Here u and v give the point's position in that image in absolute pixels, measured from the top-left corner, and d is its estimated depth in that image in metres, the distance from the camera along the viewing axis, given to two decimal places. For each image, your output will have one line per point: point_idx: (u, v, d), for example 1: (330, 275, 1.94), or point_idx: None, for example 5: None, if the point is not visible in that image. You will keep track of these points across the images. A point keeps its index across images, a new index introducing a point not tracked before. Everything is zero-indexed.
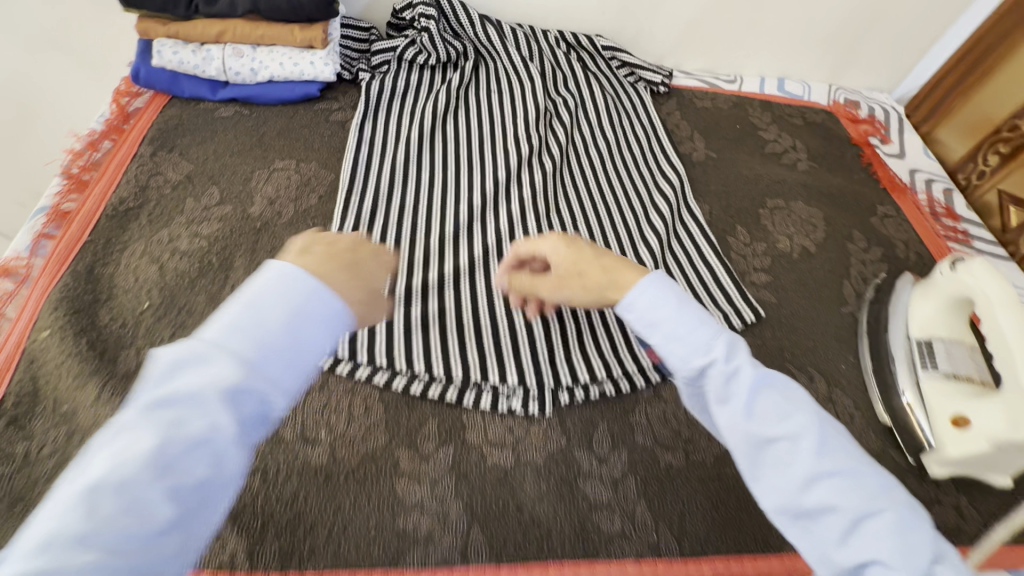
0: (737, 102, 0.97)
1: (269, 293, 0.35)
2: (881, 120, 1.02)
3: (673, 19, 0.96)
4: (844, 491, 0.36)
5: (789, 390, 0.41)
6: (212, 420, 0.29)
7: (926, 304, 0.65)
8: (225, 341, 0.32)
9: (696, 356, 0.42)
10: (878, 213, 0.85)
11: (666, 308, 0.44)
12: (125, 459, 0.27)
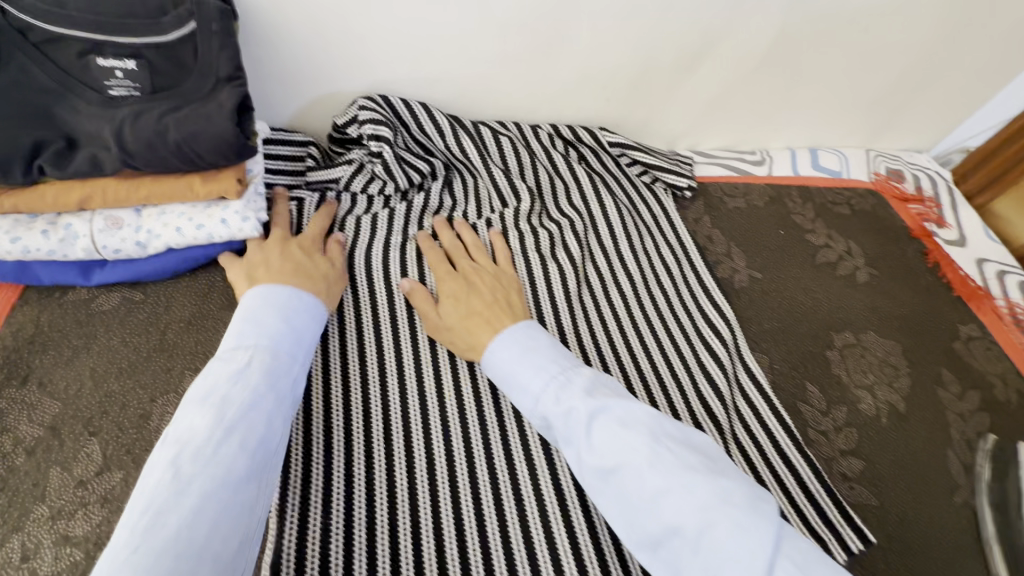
0: (772, 194, 0.79)
1: (262, 305, 0.50)
2: (931, 196, 0.87)
3: (690, 99, 0.77)
4: (682, 509, 0.39)
5: (628, 410, 0.45)
6: (253, 386, 0.43)
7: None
8: (244, 337, 0.46)
9: (540, 402, 0.48)
10: (961, 336, 0.70)
11: (511, 362, 0.51)
12: (188, 439, 0.38)
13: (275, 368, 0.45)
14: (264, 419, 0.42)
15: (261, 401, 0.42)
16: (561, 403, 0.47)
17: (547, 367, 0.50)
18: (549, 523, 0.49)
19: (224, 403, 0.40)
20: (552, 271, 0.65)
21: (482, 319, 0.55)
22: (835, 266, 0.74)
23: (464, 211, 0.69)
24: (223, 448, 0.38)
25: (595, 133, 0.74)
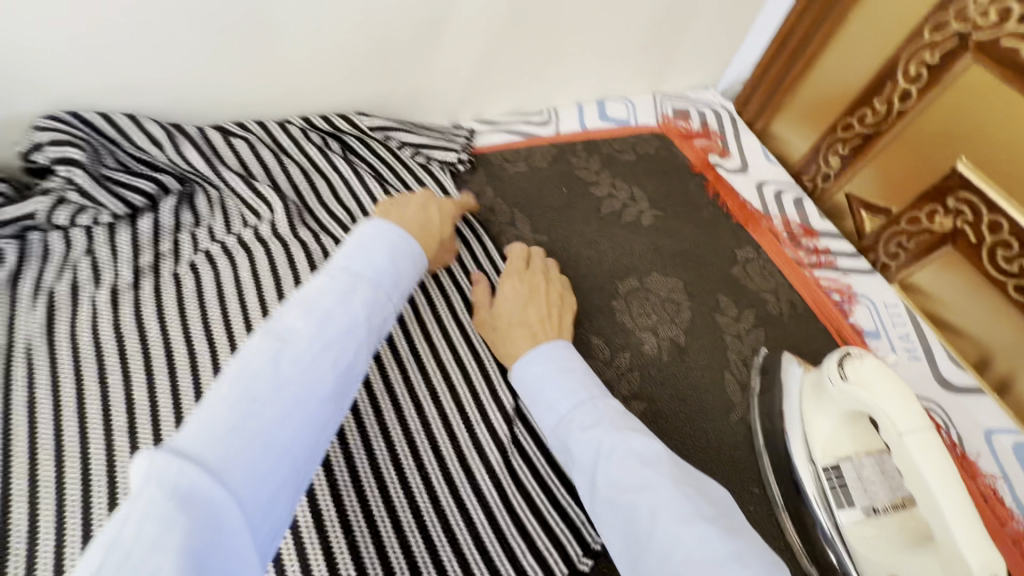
0: (556, 153, 0.79)
1: (372, 242, 0.50)
2: (715, 130, 0.91)
3: (454, 67, 0.74)
4: (692, 559, 0.38)
5: (640, 449, 0.46)
6: (343, 327, 0.41)
7: (820, 412, 0.54)
8: (340, 274, 0.45)
9: (564, 423, 0.50)
10: (739, 259, 0.73)
11: (543, 383, 0.53)
12: (251, 372, 0.36)
13: (379, 299, 0.46)
14: (356, 345, 0.42)
15: (354, 326, 0.42)
16: (587, 430, 0.48)
17: (577, 391, 0.51)
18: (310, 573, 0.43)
19: (280, 331, 0.39)
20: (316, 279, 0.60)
21: (526, 330, 0.58)
22: (620, 214, 0.74)
23: (208, 228, 0.61)
24: (285, 389, 0.36)
25: (353, 119, 0.71)
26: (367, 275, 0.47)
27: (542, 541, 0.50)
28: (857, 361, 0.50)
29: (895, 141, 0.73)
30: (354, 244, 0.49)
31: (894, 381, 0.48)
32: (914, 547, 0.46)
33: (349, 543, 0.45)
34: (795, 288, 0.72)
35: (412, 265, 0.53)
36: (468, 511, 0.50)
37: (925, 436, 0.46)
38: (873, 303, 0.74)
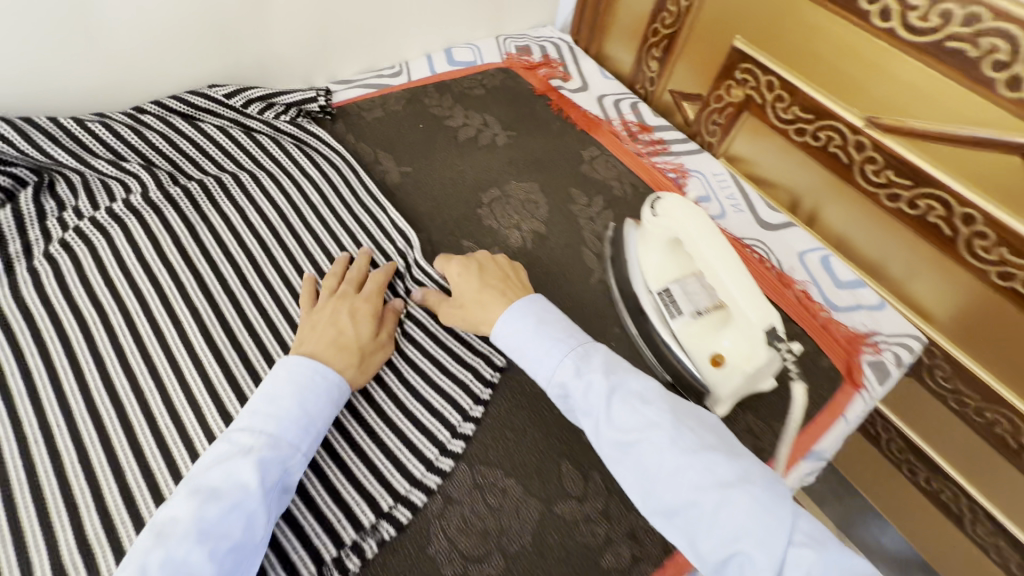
0: (410, 97, 0.86)
1: (292, 382, 0.51)
2: (555, 59, 1.01)
3: (291, 29, 0.79)
4: (701, 486, 0.44)
5: (638, 392, 0.50)
6: (251, 474, 0.44)
7: (648, 248, 0.65)
8: (260, 424, 0.48)
9: (556, 373, 0.54)
10: (586, 158, 0.84)
11: (525, 339, 0.56)
12: (166, 539, 0.41)
13: (273, 460, 0.46)
14: (276, 472, 0.46)
15: (245, 498, 0.43)
16: (580, 376, 0.53)
17: (556, 345, 0.55)
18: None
19: (165, 523, 0.42)
20: (195, 238, 0.65)
21: (498, 293, 0.60)
22: (476, 139, 0.83)
23: (75, 209, 0.63)
24: (202, 544, 0.40)
25: (205, 92, 0.74)
26: (267, 434, 0.47)
27: (441, 403, 0.58)
28: (665, 198, 0.62)
29: (691, 37, 0.86)
30: (263, 393, 0.50)
31: (691, 206, 0.60)
32: (724, 327, 0.58)
33: None
34: (637, 172, 0.83)
35: (328, 405, 0.51)
36: (370, 392, 0.57)
37: (715, 239, 0.58)
38: (704, 175, 0.87)
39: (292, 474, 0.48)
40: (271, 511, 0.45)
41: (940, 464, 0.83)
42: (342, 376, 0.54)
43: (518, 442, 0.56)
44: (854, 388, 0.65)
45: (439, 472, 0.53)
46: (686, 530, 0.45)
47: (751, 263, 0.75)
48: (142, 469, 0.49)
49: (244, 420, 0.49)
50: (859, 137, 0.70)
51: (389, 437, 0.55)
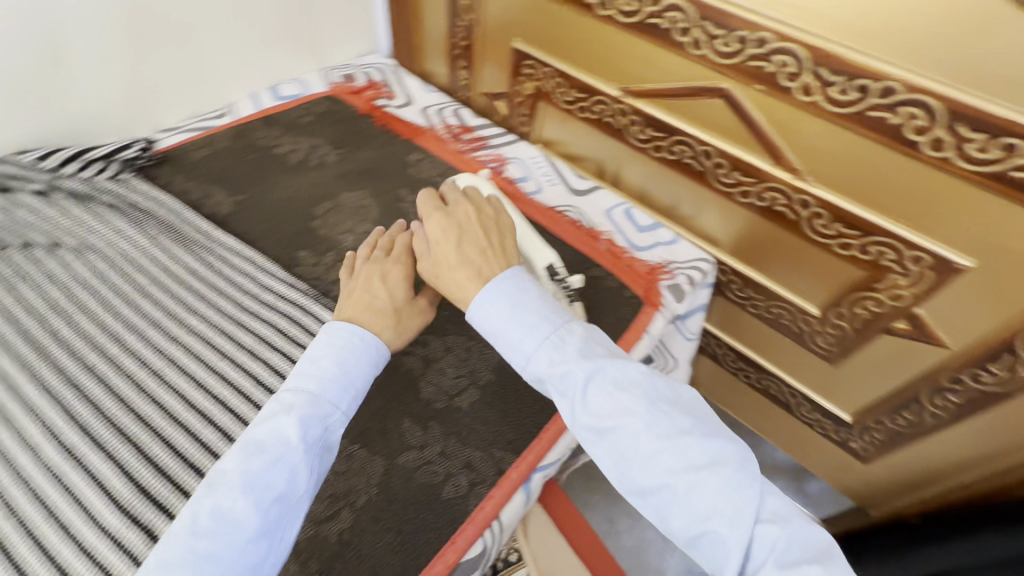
0: (236, 133, 0.91)
1: (324, 348, 0.54)
2: (379, 81, 1.10)
3: (96, 87, 0.83)
4: (674, 469, 0.44)
5: (623, 375, 0.48)
6: (289, 433, 0.46)
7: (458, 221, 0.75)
8: (306, 385, 0.51)
9: (533, 363, 0.52)
10: (412, 161, 0.93)
11: (501, 316, 0.54)
12: (224, 483, 0.44)
13: (312, 418, 0.49)
14: (320, 428, 0.49)
15: (288, 451, 0.46)
16: (557, 364, 0.50)
17: (538, 326, 0.53)
18: (78, 492, 0.53)
19: (214, 476, 0.45)
20: (18, 298, 0.67)
21: (469, 268, 0.58)
22: (306, 161, 0.90)
23: None
24: (242, 496, 0.43)
25: (13, 160, 0.76)
26: (307, 391, 0.50)
27: None
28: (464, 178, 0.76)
29: (482, 45, 0.99)
30: (304, 356, 0.54)
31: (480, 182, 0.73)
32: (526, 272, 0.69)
33: (109, 457, 0.55)
34: (459, 167, 0.94)
35: (367, 365, 0.55)
36: (218, 399, 0.61)
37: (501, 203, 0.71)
38: (521, 159, 0.99)
39: (334, 432, 0.50)
40: (312, 469, 0.47)
41: (762, 363, 0.98)
42: (378, 338, 0.57)
43: (361, 412, 0.62)
44: (654, 308, 0.78)
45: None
46: (654, 507, 0.46)
47: (563, 225, 0.87)
48: None
49: (295, 380, 0.52)
50: (621, 105, 0.84)
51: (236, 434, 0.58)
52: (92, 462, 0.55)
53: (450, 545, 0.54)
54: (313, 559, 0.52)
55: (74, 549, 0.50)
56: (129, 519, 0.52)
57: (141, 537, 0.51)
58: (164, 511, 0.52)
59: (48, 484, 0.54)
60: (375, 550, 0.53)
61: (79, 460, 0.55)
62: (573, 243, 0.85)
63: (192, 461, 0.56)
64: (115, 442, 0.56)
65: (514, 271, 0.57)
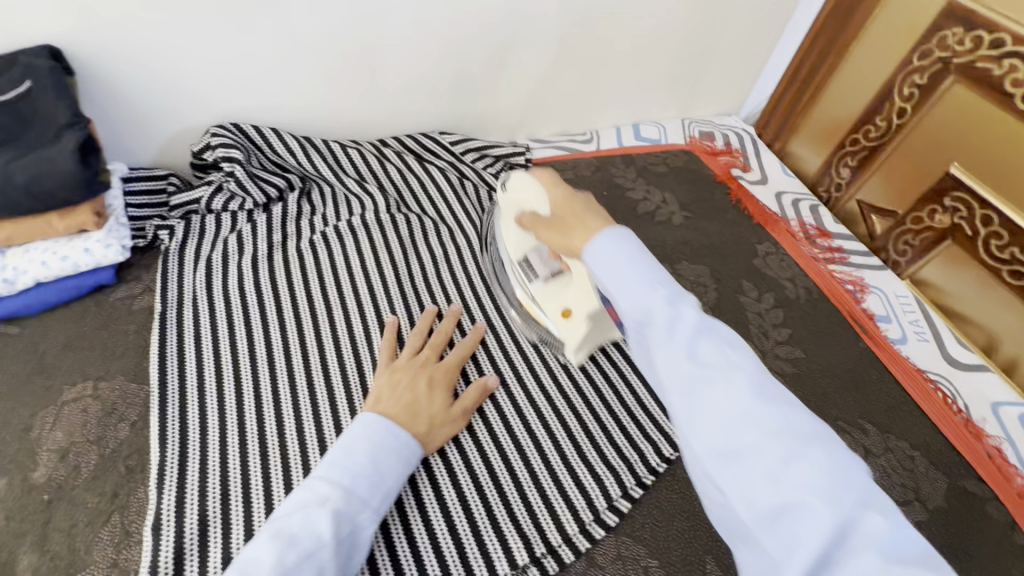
0: (599, 164, 0.93)
1: (357, 436, 0.52)
2: (737, 148, 1.04)
3: (514, 91, 0.89)
4: (818, 488, 0.35)
5: (716, 331, 0.42)
6: (324, 529, 0.45)
7: (510, 232, 0.68)
8: (332, 482, 0.49)
9: (643, 299, 0.44)
10: (760, 252, 0.84)
11: (616, 261, 0.47)
12: (253, 571, 0.42)
13: (348, 512, 0.48)
14: (350, 529, 0.47)
15: (320, 547, 0.44)
16: (650, 305, 0.44)
17: (652, 274, 0.46)
18: (415, 475, 0.57)
19: (245, 564, 0.43)
20: (405, 260, 0.75)
21: (572, 237, 0.52)
22: (654, 214, 0.87)
23: (323, 214, 0.77)
24: None
25: (434, 137, 0.85)
26: (344, 486, 0.49)
27: (603, 470, 0.59)
28: (517, 173, 0.64)
29: (895, 154, 0.84)
30: (341, 445, 0.52)
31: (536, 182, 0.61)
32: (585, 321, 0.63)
33: (442, 450, 0.59)
34: (812, 278, 0.82)
35: (398, 463, 0.53)
36: (536, 438, 0.61)
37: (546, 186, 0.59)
38: (885, 293, 0.83)
39: (363, 530, 0.48)
40: (338, 564, 0.46)
41: None
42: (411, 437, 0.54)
43: (667, 527, 0.56)
44: None
45: (591, 536, 0.55)
46: (742, 470, 0.37)
47: (931, 402, 0.69)
48: None
49: (315, 475, 0.50)
50: None
51: (547, 487, 0.57)
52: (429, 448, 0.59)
53: None
54: None
55: (404, 533, 0.53)
56: (448, 525, 0.54)
57: (457, 552, 0.52)
58: (479, 537, 0.54)
59: None
60: None
61: None
62: (945, 433, 0.67)
63: (510, 497, 0.56)
64: (449, 440, 0.59)
65: (615, 228, 0.49)
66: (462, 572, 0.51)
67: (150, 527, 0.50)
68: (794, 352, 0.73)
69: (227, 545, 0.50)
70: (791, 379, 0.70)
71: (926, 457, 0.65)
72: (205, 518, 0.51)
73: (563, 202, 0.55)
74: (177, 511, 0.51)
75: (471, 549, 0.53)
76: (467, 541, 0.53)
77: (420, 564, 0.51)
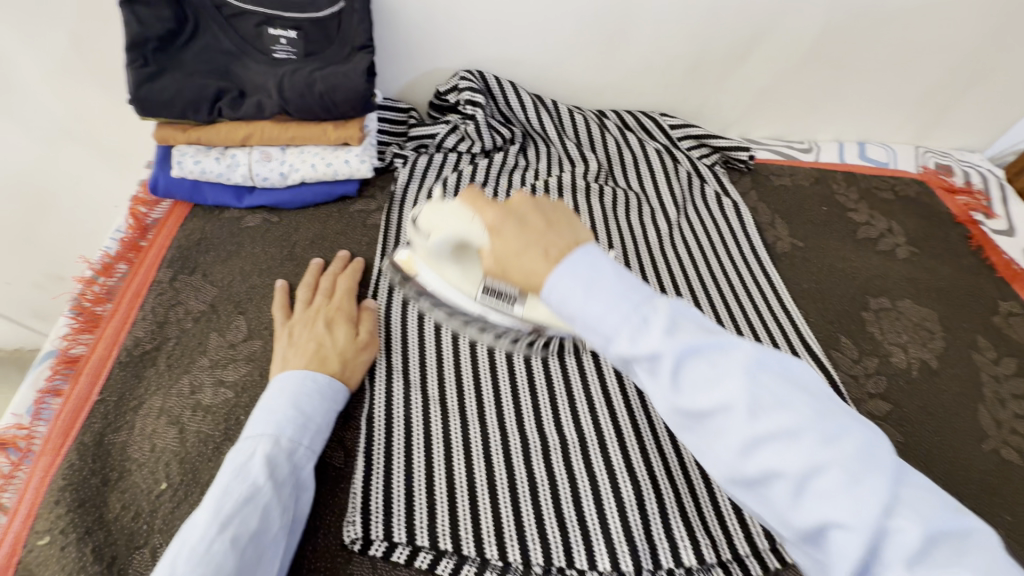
0: (819, 177, 0.86)
1: (276, 392, 0.51)
2: (980, 189, 0.91)
3: (747, 83, 0.84)
4: (806, 454, 0.32)
5: (723, 350, 0.35)
6: (251, 481, 0.44)
7: (444, 265, 0.57)
8: (255, 431, 0.48)
9: (607, 336, 0.37)
10: (1002, 310, 0.73)
11: (574, 292, 0.38)
12: (196, 520, 0.42)
13: (281, 453, 0.47)
14: (292, 468, 0.47)
15: (256, 493, 0.44)
16: (638, 347, 0.36)
17: (620, 297, 0.37)
18: (604, 441, 0.56)
19: (186, 528, 0.42)
20: (606, 231, 0.75)
21: (537, 249, 0.41)
22: (876, 242, 0.79)
23: (535, 171, 0.79)
24: (217, 545, 0.40)
25: (656, 118, 0.84)
26: (268, 434, 0.48)
27: None
28: (429, 211, 0.53)
29: None
30: (262, 403, 0.51)
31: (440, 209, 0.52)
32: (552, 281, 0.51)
33: (631, 422, 0.57)
34: None
35: (324, 409, 0.52)
36: None
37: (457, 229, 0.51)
38: None
39: (303, 468, 0.48)
40: (284, 507, 0.45)
41: None
42: (330, 379, 0.54)
43: None
44: None
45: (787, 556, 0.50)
46: (715, 435, 0.35)
47: None
48: (532, 401, 0.59)
49: (247, 428, 0.49)
50: None
51: None
52: (618, 417, 0.58)
53: None
54: None
55: (591, 491, 0.53)
56: (637, 499, 0.52)
57: (641, 531, 0.50)
58: (668, 521, 0.51)
59: (583, 411, 0.58)
60: None
61: (611, 412, 0.58)
62: None
63: (699, 494, 0.53)
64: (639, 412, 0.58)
65: (582, 245, 0.40)
66: (646, 548, 0.50)
67: (365, 421, 0.55)
68: None
69: (429, 459, 0.53)
70: None
71: None
72: (411, 429, 0.55)
73: (537, 205, 0.44)
74: (388, 411, 0.56)
75: (656, 531, 0.51)
76: (653, 521, 0.51)
77: (604, 526, 0.51)
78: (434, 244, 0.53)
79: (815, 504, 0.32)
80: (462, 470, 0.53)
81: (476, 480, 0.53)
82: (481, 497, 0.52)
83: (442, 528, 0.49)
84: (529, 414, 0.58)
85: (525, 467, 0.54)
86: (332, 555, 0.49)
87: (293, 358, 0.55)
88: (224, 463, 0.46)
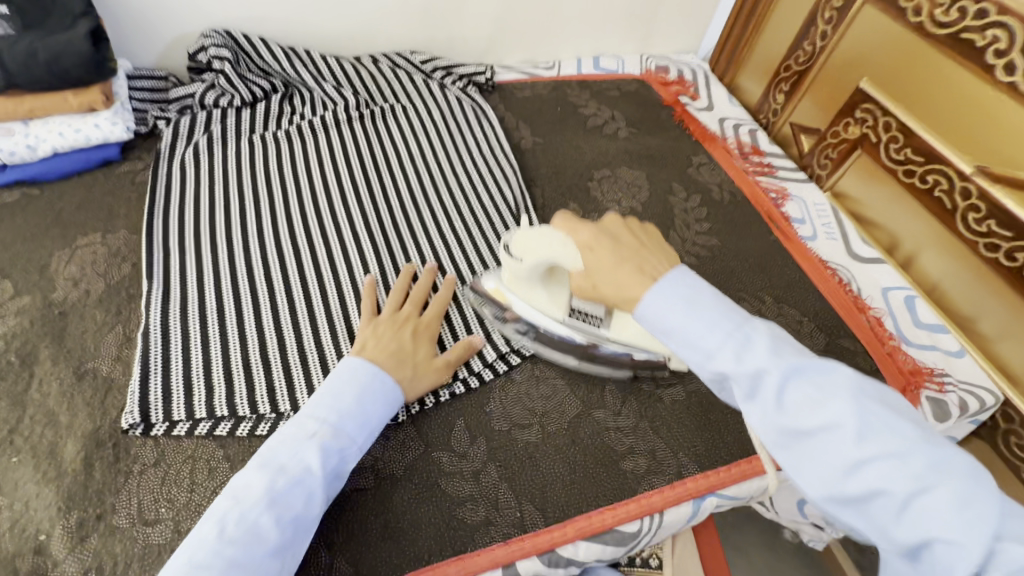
0: (556, 87, 1.03)
1: (342, 381, 0.54)
2: (689, 80, 1.11)
3: (479, 17, 0.98)
4: (890, 474, 0.36)
5: (824, 376, 0.40)
6: (305, 464, 0.48)
7: (528, 287, 0.65)
8: (317, 413, 0.51)
9: (712, 358, 0.44)
10: (694, 163, 0.94)
11: (675, 312, 0.47)
12: (247, 499, 0.45)
13: (333, 448, 0.50)
14: (343, 446, 0.50)
15: (307, 478, 0.47)
16: (744, 363, 0.42)
17: (718, 324, 0.45)
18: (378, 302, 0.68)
19: (238, 488, 0.46)
20: (371, 152, 0.85)
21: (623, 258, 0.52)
22: (602, 128, 0.97)
23: (299, 113, 0.87)
24: (263, 517, 0.44)
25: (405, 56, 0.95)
26: (329, 424, 0.51)
27: None
28: (519, 235, 0.61)
29: (819, 74, 0.92)
30: (327, 389, 0.54)
31: (523, 222, 0.61)
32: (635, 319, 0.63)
33: None
34: (738, 186, 0.92)
35: (383, 406, 0.55)
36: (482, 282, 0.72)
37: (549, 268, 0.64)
38: (805, 201, 0.93)
39: (345, 462, 0.51)
40: (323, 497, 0.48)
41: None
42: (397, 386, 0.56)
43: (577, 358, 0.67)
44: None
45: (521, 353, 0.67)
46: (827, 450, 0.39)
47: (828, 283, 0.79)
48: (303, 293, 0.67)
49: (304, 409, 0.53)
50: (966, 184, 0.72)
51: (490, 319, 0.69)
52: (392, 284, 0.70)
53: (611, 510, 0.56)
54: (501, 452, 0.58)
55: None
56: None
57: None
58: None
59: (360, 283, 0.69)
60: (550, 479, 0.57)
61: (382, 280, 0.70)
62: (836, 307, 0.77)
63: (456, 326, 0.67)
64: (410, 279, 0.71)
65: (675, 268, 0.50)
66: None
67: (142, 335, 0.61)
68: (711, 241, 0.83)
69: (206, 353, 0.61)
70: (705, 260, 0.80)
71: (813, 322, 0.75)
72: (187, 330, 0.62)
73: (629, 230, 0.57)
74: (161, 323, 0.62)
75: None
76: None
77: None
78: (509, 236, 0.63)
79: (916, 519, 0.35)
80: (232, 358, 0.60)
81: (252, 360, 0.61)
82: (261, 381, 0.59)
83: (216, 400, 0.57)
84: (297, 303, 0.66)
85: (296, 344, 0.62)
86: (112, 440, 0.55)
87: (377, 350, 0.58)
88: (269, 443, 0.49)
